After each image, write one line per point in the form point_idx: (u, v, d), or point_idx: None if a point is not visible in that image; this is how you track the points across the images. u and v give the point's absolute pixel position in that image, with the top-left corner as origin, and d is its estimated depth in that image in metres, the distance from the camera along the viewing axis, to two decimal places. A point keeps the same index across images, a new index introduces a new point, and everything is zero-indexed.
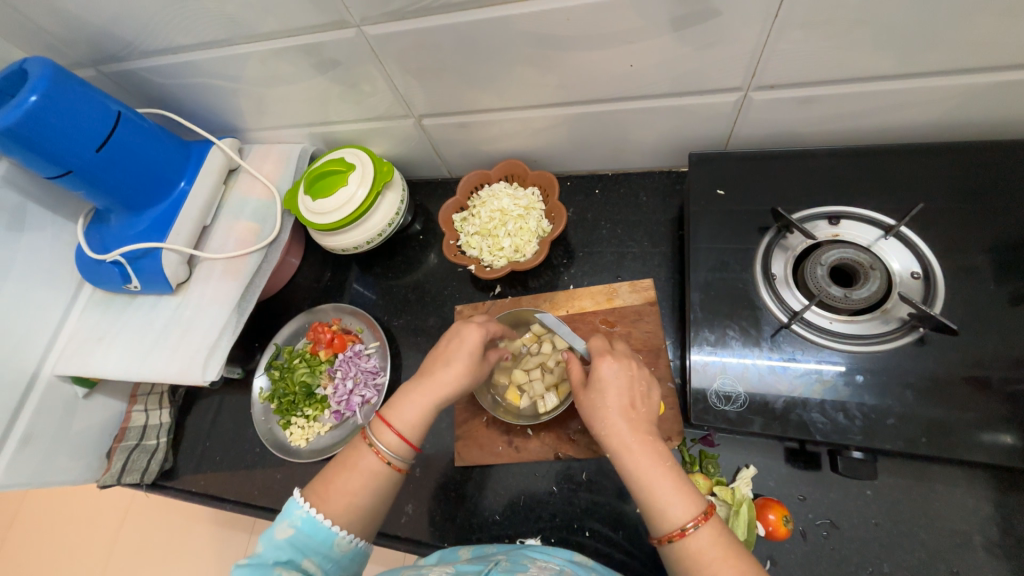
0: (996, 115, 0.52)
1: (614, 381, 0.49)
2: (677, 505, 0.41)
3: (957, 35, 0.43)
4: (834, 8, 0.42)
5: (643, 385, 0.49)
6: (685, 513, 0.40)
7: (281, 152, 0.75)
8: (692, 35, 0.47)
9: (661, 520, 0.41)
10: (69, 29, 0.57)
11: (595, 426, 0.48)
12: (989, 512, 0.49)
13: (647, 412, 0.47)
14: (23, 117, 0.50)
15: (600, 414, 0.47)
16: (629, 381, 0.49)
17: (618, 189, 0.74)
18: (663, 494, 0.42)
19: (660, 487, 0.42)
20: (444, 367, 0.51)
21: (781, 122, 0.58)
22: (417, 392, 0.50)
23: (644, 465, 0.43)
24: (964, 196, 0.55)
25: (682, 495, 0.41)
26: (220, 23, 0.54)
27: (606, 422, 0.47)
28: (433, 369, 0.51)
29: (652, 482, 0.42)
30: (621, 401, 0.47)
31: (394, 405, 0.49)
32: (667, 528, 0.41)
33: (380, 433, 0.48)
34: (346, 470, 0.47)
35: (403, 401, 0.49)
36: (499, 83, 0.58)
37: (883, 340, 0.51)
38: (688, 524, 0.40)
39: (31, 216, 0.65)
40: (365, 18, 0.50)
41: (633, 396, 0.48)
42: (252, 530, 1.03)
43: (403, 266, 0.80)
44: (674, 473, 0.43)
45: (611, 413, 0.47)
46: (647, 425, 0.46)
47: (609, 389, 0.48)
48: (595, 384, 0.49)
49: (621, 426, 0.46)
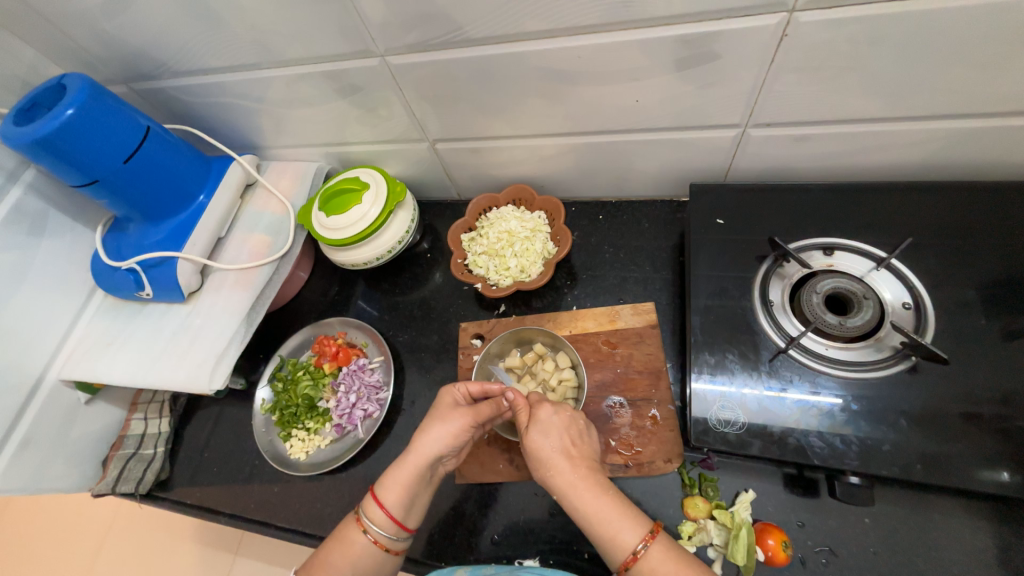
0: (978, 158, 0.55)
1: (552, 423, 0.52)
2: (625, 531, 0.44)
3: (935, 85, 0.47)
4: (824, 55, 0.46)
5: (581, 424, 0.54)
6: (634, 536, 0.44)
7: (298, 169, 0.78)
8: (694, 74, 0.50)
9: (613, 549, 0.44)
10: (109, 49, 0.61)
11: (541, 469, 0.50)
12: (988, 545, 0.49)
13: (587, 450, 0.51)
14: (58, 128, 0.53)
15: (544, 457, 0.50)
16: (566, 422, 0.53)
17: (621, 216, 0.77)
18: (610, 524, 0.45)
19: (606, 517, 0.45)
20: (428, 442, 0.53)
21: (776, 157, 0.61)
22: (400, 471, 0.53)
23: (589, 499, 0.47)
24: (950, 233, 0.57)
25: (627, 520, 0.45)
26: (252, 49, 0.57)
27: (551, 464, 0.49)
28: (419, 445, 0.53)
29: (598, 515, 0.46)
30: (562, 442, 0.51)
31: (381, 485, 0.53)
32: (621, 556, 0.44)
33: (371, 513, 0.51)
34: (337, 549, 0.51)
35: (393, 482, 0.52)
36: (511, 113, 0.61)
37: (877, 368, 0.52)
38: (638, 545, 0.43)
39: (52, 222, 0.67)
40: (389, 49, 0.54)
41: (572, 435, 0.52)
42: (238, 549, 1.00)
43: (409, 283, 0.82)
44: (619, 501, 0.46)
45: (552, 456, 0.50)
46: (588, 461, 0.50)
47: (550, 432, 0.52)
48: (534, 425, 0.52)
49: (564, 466, 0.49)
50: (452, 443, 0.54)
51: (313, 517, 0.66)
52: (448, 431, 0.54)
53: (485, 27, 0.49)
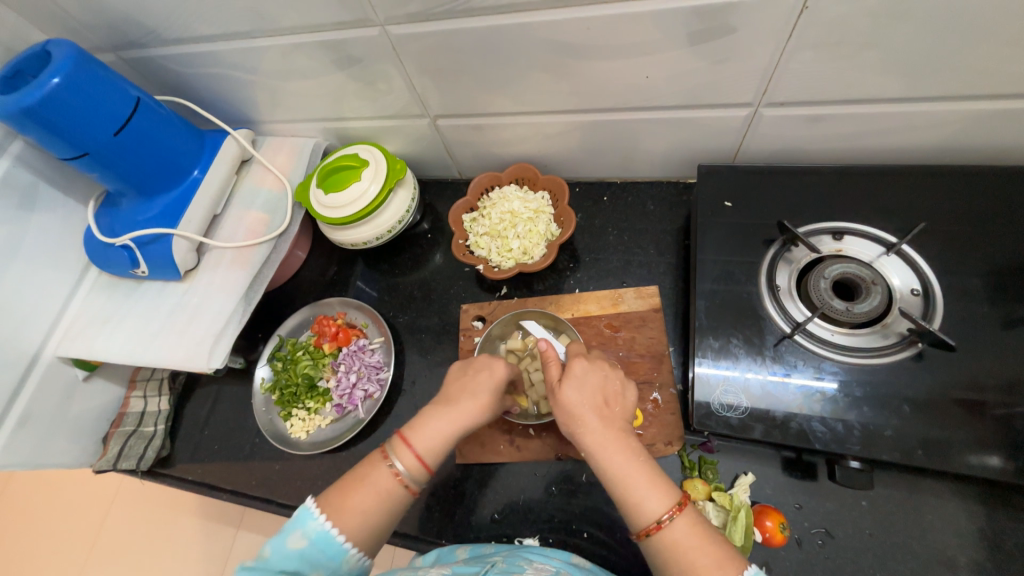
0: (995, 140, 0.54)
1: (586, 379, 0.51)
2: (650, 499, 0.43)
3: (958, 64, 0.45)
4: (845, 31, 0.44)
5: (618, 383, 0.52)
6: (659, 505, 0.43)
7: (295, 145, 0.76)
8: (708, 49, 0.48)
9: (637, 513, 0.43)
10: (95, 14, 0.58)
11: (571, 423, 0.49)
12: (981, 528, 0.50)
13: (621, 410, 0.50)
14: (45, 97, 0.51)
15: (576, 412, 0.49)
16: (602, 379, 0.52)
17: (626, 197, 0.76)
18: (637, 489, 0.44)
19: (635, 482, 0.44)
20: (468, 397, 0.53)
21: (787, 138, 0.60)
22: (438, 418, 0.51)
23: (618, 461, 0.46)
24: (962, 219, 0.56)
25: (654, 489, 0.44)
26: (246, 17, 0.55)
27: (583, 419, 0.49)
28: (461, 402, 0.53)
29: (626, 479, 0.45)
30: (596, 399, 0.50)
31: (415, 428, 0.51)
32: (643, 523, 0.43)
33: (403, 454, 0.49)
34: (360, 483, 0.48)
35: (430, 428, 0.51)
36: (515, 88, 0.59)
37: (882, 354, 0.52)
38: (663, 515, 0.42)
39: (42, 196, 0.65)
40: (389, 18, 0.51)
41: (607, 394, 0.51)
42: (240, 523, 1.02)
43: (409, 264, 0.81)
44: (649, 470, 0.45)
45: (586, 411, 0.49)
46: (622, 422, 0.49)
47: (585, 387, 0.51)
48: (569, 378, 0.51)
49: (596, 423, 0.48)
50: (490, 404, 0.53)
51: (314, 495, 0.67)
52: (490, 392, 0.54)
53: None
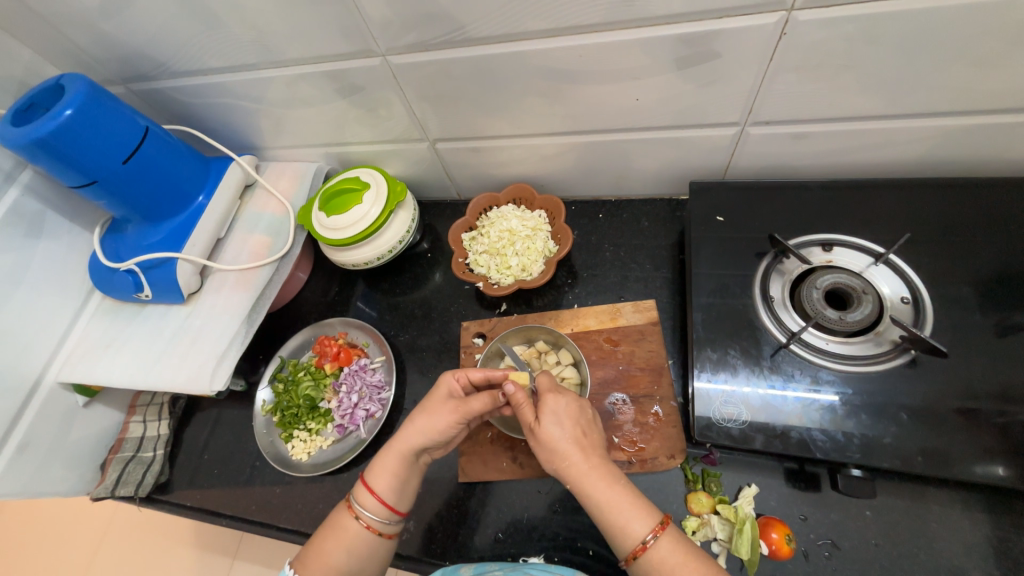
0: (971, 154, 0.56)
1: (562, 413, 0.52)
2: (635, 522, 0.45)
3: (929, 83, 0.48)
4: (821, 54, 0.46)
5: (588, 412, 0.54)
6: (644, 527, 0.45)
7: (297, 170, 0.78)
8: (695, 73, 0.51)
9: (623, 538, 0.45)
10: (107, 48, 0.61)
11: (554, 459, 0.50)
12: (986, 535, 0.50)
13: (596, 438, 0.52)
14: (56, 129, 0.52)
15: (558, 447, 0.50)
16: (576, 410, 0.53)
17: (621, 215, 0.77)
18: (621, 513, 0.46)
19: (618, 506, 0.46)
20: (412, 427, 0.54)
21: (774, 155, 0.62)
22: (387, 459, 0.54)
23: (602, 488, 0.47)
24: (947, 229, 0.58)
25: (638, 511, 0.46)
26: (252, 49, 0.57)
27: (564, 454, 0.49)
28: (401, 434, 0.55)
29: (612, 504, 0.46)
30: (573, 430, 0.51)
31: (371, 471, 0.54)
32: (630, 546, 0.45)
33: (363, 499, 0.52)
34: (331, 538, 0.51)
35: (382, 467, 0.53)
36: (512, 112, 0.61)
37: (876, 361, 0.53)
38: (647, 536, 0.44)
39: (49, 224, 0.66)
40: (390, 49, 0.54)
41: (582, 425, 0.52)
42: (236, 553, 1.00)
43: (410, 283, 0.82)
44: (628, 492, 0.47)
45: (566, 446, 0.50)
46: (599, 449, 0.51)
47: (563, 421, 0.51)
48: (546, 415, 0.52)
49: (578, 456, 0.49)
50: (435, 435, 0.54)
51: (315, 519, 0.66)
52: (435, 416, 0.54)
53: (488, 26, 0.49)
